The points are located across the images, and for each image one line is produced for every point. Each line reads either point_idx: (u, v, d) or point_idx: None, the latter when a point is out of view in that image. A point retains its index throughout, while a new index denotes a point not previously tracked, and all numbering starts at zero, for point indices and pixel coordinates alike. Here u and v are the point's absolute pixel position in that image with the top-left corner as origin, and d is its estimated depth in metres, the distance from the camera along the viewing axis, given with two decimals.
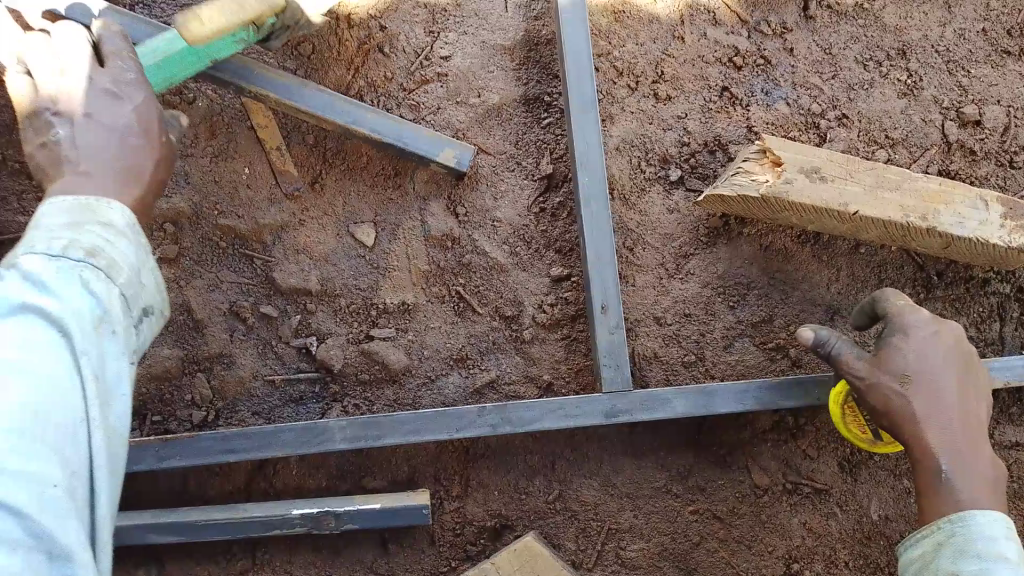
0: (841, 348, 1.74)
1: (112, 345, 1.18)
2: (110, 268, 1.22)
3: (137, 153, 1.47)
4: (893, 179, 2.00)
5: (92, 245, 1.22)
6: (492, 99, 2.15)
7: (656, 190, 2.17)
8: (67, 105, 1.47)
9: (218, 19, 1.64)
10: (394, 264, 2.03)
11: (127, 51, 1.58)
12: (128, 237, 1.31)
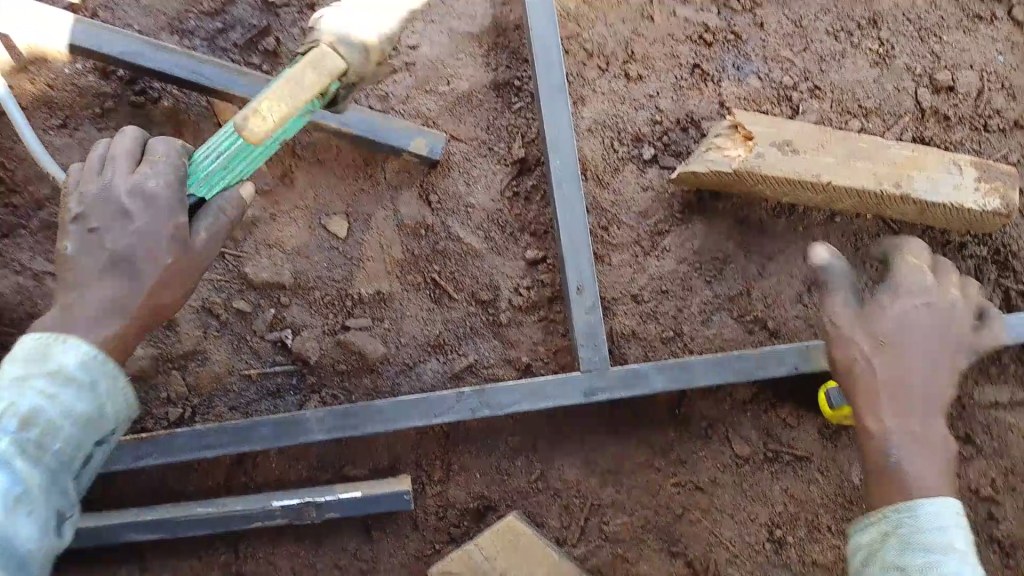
0: (837, 286, 1.64)
1: (27, 528, 1.24)
2: (41, 440, 1.28)
3: (135, 285, 1.42)
4: (864, 149, 2.01)
5: (31, 411, 1.28)
6: (462, 86, 2.14)
7: (630, 168, 2.16)
8: (88, 214, 1.44)
9: (279, 108, 1.37)
10: (368, 254, 2.04)
11: (165, 159, 1.47)
12: (81, 386, 1.33)
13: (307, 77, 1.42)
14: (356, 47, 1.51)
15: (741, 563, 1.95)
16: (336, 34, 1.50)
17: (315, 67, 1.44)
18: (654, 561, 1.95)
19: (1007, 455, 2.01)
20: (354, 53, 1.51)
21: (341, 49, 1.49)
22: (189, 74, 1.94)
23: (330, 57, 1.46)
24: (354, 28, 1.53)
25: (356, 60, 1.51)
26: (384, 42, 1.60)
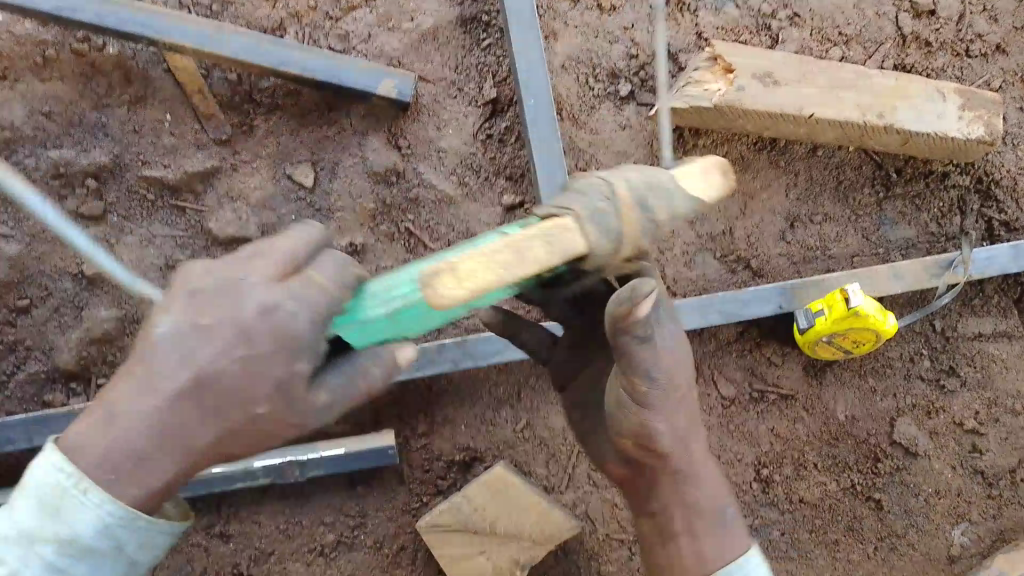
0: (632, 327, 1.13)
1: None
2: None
3: (203, 433, 1.01)
4: (846, 78, 1.95)
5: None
6: (427, 22, 2.03)
7: (607, 107, 2.08)
8: (201, 312, 1.02)
9: (484, 275, 1.06)
10: (337, 204, 1.94)
11: (320, 296, 1.04)
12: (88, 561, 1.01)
13: (533, 254, 1.08)
14: (652, 224, 1.16)
15: None
16: (632, 198, 1.15)
17: (547, 239, 1.09)
18: None
19: (991, 385, 2.02)
20: (648, 228, 1.17)
21: (591, 234, 1.11)
22: (131, 26, 1.80)
23: (562, 231, 1.10)
24: (656, 193, 1.17)
25: (602, 246, 1.13)
26: (675, 220, 1.18)
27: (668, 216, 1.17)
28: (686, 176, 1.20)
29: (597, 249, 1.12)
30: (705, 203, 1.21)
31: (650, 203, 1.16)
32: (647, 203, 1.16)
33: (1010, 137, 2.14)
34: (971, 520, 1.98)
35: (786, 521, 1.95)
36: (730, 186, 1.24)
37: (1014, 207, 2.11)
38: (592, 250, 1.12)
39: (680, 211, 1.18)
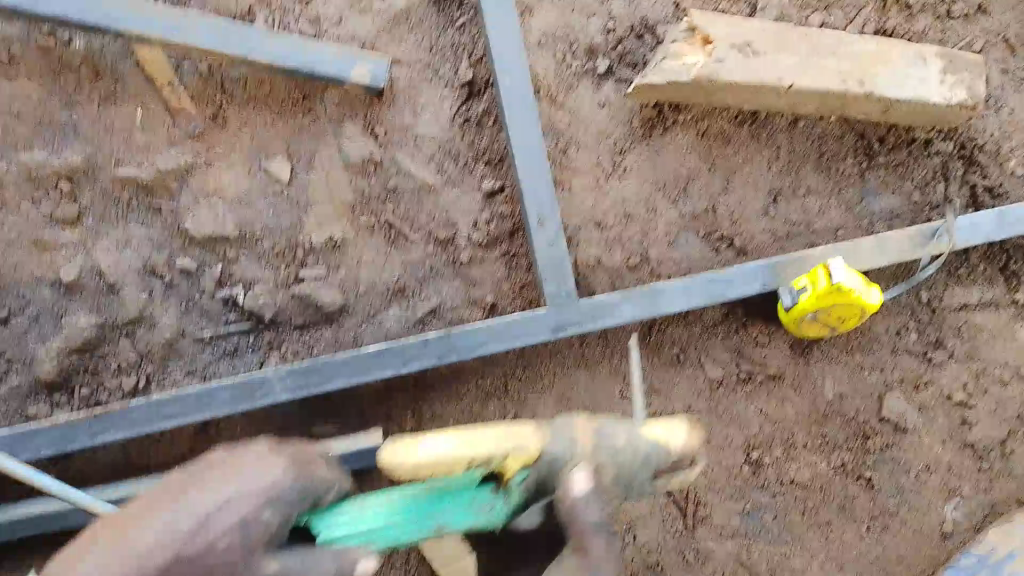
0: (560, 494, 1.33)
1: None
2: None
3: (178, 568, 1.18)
4: (827, 46, 1.90)
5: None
6: (398, 2, 1.97)
7: (585, 85, 2.03)
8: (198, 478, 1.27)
9: (438, 447, 1.27)
10: (314, 197, 1.91)
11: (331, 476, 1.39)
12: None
13: (486, 435, 1.31)
14: (612, 453, 1.36)
15: (719, 488, 1.95)
16: (595, 424, 1.38)
17: (501, 432, 1.32)
18: None
19: (978, 356, 2.01)
20: (612, 461, 1.36)
21: (547, 444, 1.34)
22: (92, 17, 1.73)
23: (518, 434, 1.32)
24: (623, 424, 1.39)
25: (558, 459, 1.34)
26: (635, 451, 1.37)
27: (625, 445, 1.37)
28: (653, 424, 1.42)
29: (546, 456, 1.34)
30: (668, 457, 1.39)
31: (612, 426, 1.39)
32: (608, 428, 1.38)
33: (994, 100, 2.11)
34: (962, 494, 1.99)
35: (777, 504, 1.96)
36: (694, 446, 1.42)
37: (998, 172, 2.08)
38: (541, 455, 1.34)
39: (640, 440, 1.38)
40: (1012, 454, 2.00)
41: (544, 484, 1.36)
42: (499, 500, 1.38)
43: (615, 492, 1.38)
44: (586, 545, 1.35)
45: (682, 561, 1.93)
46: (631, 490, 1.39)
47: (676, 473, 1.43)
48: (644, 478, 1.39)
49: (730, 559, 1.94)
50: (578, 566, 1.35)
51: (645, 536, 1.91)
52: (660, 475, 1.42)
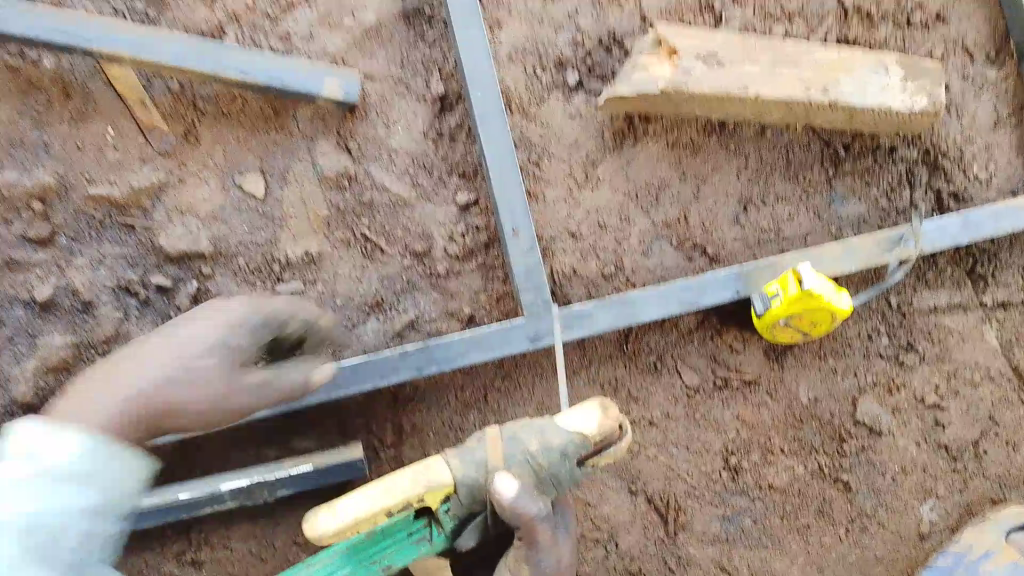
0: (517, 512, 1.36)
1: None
2: (56, 535, 1.15)
3: None
4: (792, 56, 1.95)
5: (44, 505, 1.14)
6: (368, 18, 1.98)
7: (556, 97, 2.05)
8: None
9: (357, 506, 1.30)
10: (289, 213, 1.91)
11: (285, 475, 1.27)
12: (86, 478, 1.21)
13: (397, 485, 1.33)
14: (525, 460, 1.38)
15: (698, 494, 1.97)
16: (501, 437, 1.40)
17: (413, 474, 1.35)
18: (615, 500, 1.95)
19: (948, 358, 2.05)
20: (525, 469, 1.38)
21: (456, 471, 1.36)
22: (63, 37, 1.74)
23: (428, 470, 1.35)
24: (531, 429, 1.41)
25: (472, 478, 1.37)
26: (550, 453, 1.38)
27: (541, 446, 1.39)
28: (564, 416, 1.44)
29: (461, 482, 1.36)
30: (586, 447, 1.41)
31: (518, 437, 1.40)
32: (515, 438, 1.40)
33: (954, 107, 2.15)
34: (938, 495, 2.01)
35: (757, 509, 1.97)
36: (612, 422, 1.43)
37: (962, 178, 2.13)
38: (455, 484, 1.36)
39: (553, 441, 1.39)
40: (986, 455, 2.03)
41: (473, 501, 1.39)
42: (433, 528, 1.45)
43: (546, 491, 1.41)
44: (533, 542, 1.41)
45: (663, 567, 1.95)
46: (560, 486, 1.42)
47: (605, 452, 1.45)
48: (569, 472, 1.41)
49: (711, 563, 1.96)
50: (530, 566, 1.44)
51: (628, 543, 1.95)
52: (587, 462, 1.44)
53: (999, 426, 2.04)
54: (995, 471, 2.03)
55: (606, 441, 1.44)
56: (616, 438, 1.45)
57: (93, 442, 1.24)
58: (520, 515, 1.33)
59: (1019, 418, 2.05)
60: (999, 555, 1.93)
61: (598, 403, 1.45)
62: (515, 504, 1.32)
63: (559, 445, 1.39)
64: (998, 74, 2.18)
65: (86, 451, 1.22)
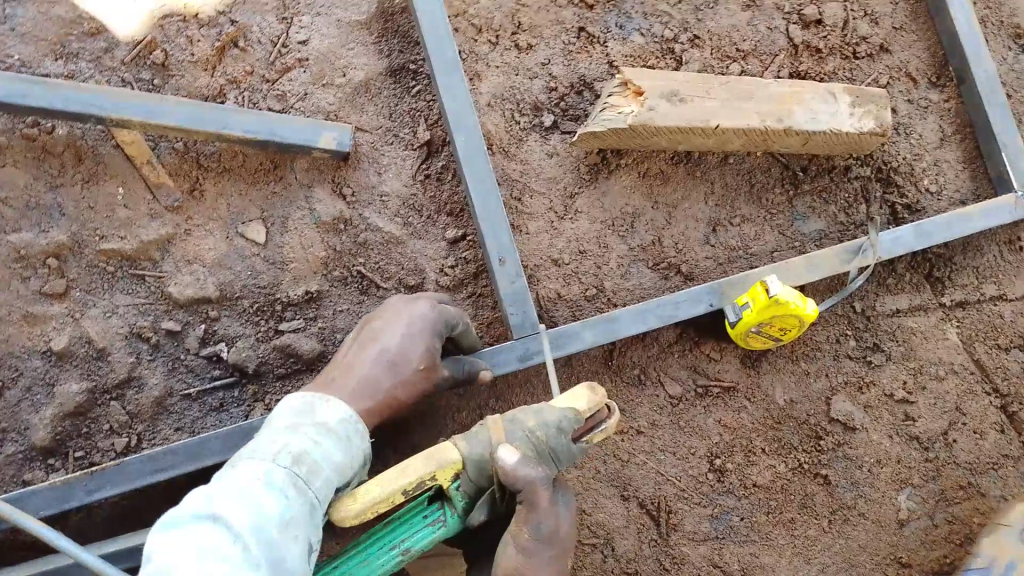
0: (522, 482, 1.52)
1: (293, 550, 1.36)
2: (309, 475, 1.44)
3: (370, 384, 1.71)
4: (746, 90, 2.12)
5: (302, 450, 1.46)
6: (358, 75, 2.16)
7: (533, 137, 2.22)
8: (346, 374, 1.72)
9: (375, 490, 1.52)
10: (290, 256, 2.06)
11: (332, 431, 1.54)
12: (339, 439, 1.55)
13: (410, 468, 1.53)
14: (525, 436, 1.57)
15: (687, 496, 2.08)
16: (503, 421, 1.61)
17: (427, 456, 1.56)
18: (608, 507, 2.06)
19: (913, 356, 2.19)
20: (526, 444, 1.57)
21: (464, 449, 1.56)
22: (77, 106, 1.90)
23: (441, 452, 1.56)
24: (530, 412, 1.61)
25: (478, 455, 1.57)
26: (547, 427, 1.58)
27: (540, 425, 1.58)
28: (558, 401, 1.65)
29: (469, 458, 1.56)
30: (578, 422, 1.61)
31: (518, 418, 1.60)
32: (515, 419, 1.61)
33: (902, 127, 2.35)
34: (915, 485, 2.13)
35: (743, 507, 2.09)
36: (600, 402, 1.65)
37: (914, 191, 2.30)
38: (465, 459, 1.56)
39: (549, 418, 1.59)
40: (955, 443, 2.15)
41: (480, 476, 1.58)
42: (446, 510, 1.64)
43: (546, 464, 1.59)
44: (534, 504, 1.56)
45: (659, 568, 2.05)
46: (558, 460, 1.61)
47: (595, 429, 1.65)
48: (565, 446, 1.60)
49: (703, 563, 2.06)
50: (530, 529, 1.58)
51: (623, 547, 2.05)
52: (582, 439, 1.64)
53: (965, 417, 2.17)
54: (966, 459, 2.15)
55: (596, 419, 1.66)
56: (603, 417, 1.67)
57: (348, 415, 1.60)
58: (524, 476, 1.51)
59: (984, 408, 2.18)
60: (1021, 565, 2.02)
61: (585, 387, 1.67)
62: (518, 471, 1.50)
63: (554, 420, 1.58)
64: (940, 96, 2.38)
65: (344, 419, 1.58)
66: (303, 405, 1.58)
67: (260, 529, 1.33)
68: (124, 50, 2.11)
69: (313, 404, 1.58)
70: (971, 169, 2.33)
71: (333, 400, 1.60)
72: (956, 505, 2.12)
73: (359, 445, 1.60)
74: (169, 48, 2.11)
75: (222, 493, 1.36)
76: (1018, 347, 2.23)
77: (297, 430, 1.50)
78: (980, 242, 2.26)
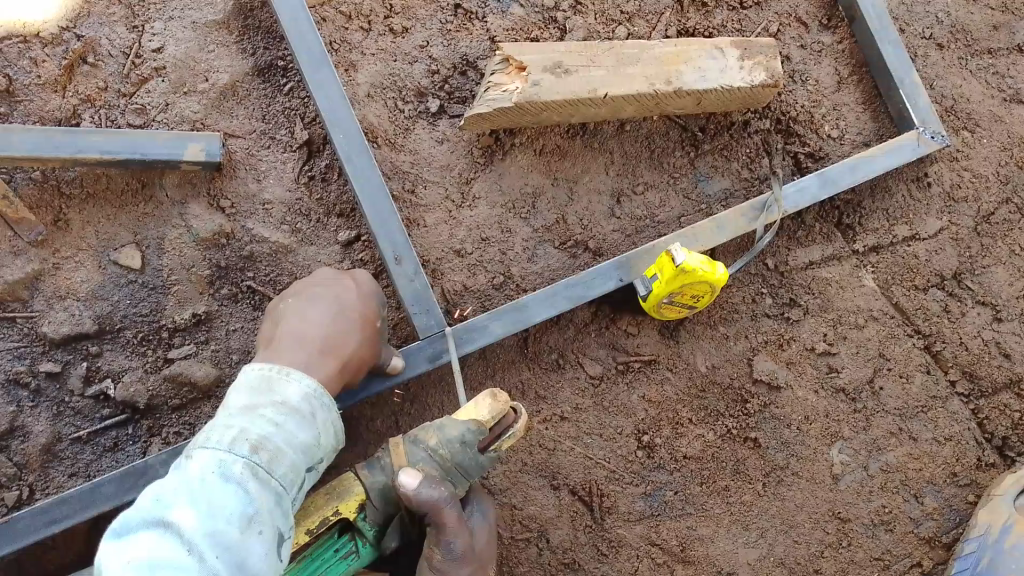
0: (426, 505, 1.46)
1: (258, 549, 1.22)
2: (269, 463, 1.29)
3: (335, 344, 1.55)
4: (630, 54, 2.04)
5: (260, 436, 1.30)
6: (222, 79, 2.02)
7: (420, 125, 2.11)
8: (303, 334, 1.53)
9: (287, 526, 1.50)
10: (172, 279, 1.93)
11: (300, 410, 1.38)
12: (303, 415, 1.39)
13: (317, 501, 1.54)
14: (428, 455, 1.52)
15: (618, 477, 2.02)
16: (404, 441, 1.56)
17: (329, 490, 1.56)
18: (539, 498, 1.99)
19: (831, 307, 2.15)
20: (429, 463, 1.52)
21: (365, 478, 1.56)
22: None
23: (342, 484, 1.56)
24: (430, 429, 1.54)
25: (380, 482, 1.56)
26: (450, 444, 1.51)
27: (442, 443, 1.52)
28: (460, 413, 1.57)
29: (370, 488, 1.56)
30: (483, 432, 1.53)
31: (419, 437, 1.54)
32: (417, 439, 1.55)
33: (798, 74, 2.29)
34: (845, 437, 2.09)
35: (676, 481, 2.04)
36: (504, 407, 1.56)
37: (815, 138, 2.25)
38: (367, 490, 1.56)
39: (451, 433, 1.52)
40: (882, 390, 2.13)
41: (386, 504, 1.57)
42: (357, 540, 1.59)
43: (453, 480, 1.53)
44: (442, 526, 1.50)
45: (596, 554, 1.99)
46: (468, 473, 1.54)
47: (504, 436, 1.57)
48: (473, 458, 1.52)
49: (642, 543, 2.00)
50: (442, 550, 1.53)
51: (558, 537, 1.98)
52: (491, 447, 1.56)
53: (890, 361, 2.14)
54: (894, 405, 2.12)
55: (502, 425, 1.57)
56: (511, 421, 1.58)
57: (313, 388, 1.42)
58: (426, 500, 1.45)
59: (908, 350, 2.16)
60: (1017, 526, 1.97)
61: (489, 392, 1.57)
62: (419, 492, 1.44)
63: (456, 434, 1.51)
64: (832, 38, 2.34)
65: (309, 393, 1.41)
66: (258, 380, 1.39)
67: (215, 533, 1.18)
68: None
69: (271, 376, 1.40)
70: (871, 110, 2.30)
71: (292, 374, 1.42)
72: (889, 453, 2.10)
73: (328, 417, 1.44)
74: (12, 72, 1.95)
75: (171, 494, 1.22)
76: (936, 286, 2.20)
77: (254, 411, 1.34)
78: (887, 183, 2.23)
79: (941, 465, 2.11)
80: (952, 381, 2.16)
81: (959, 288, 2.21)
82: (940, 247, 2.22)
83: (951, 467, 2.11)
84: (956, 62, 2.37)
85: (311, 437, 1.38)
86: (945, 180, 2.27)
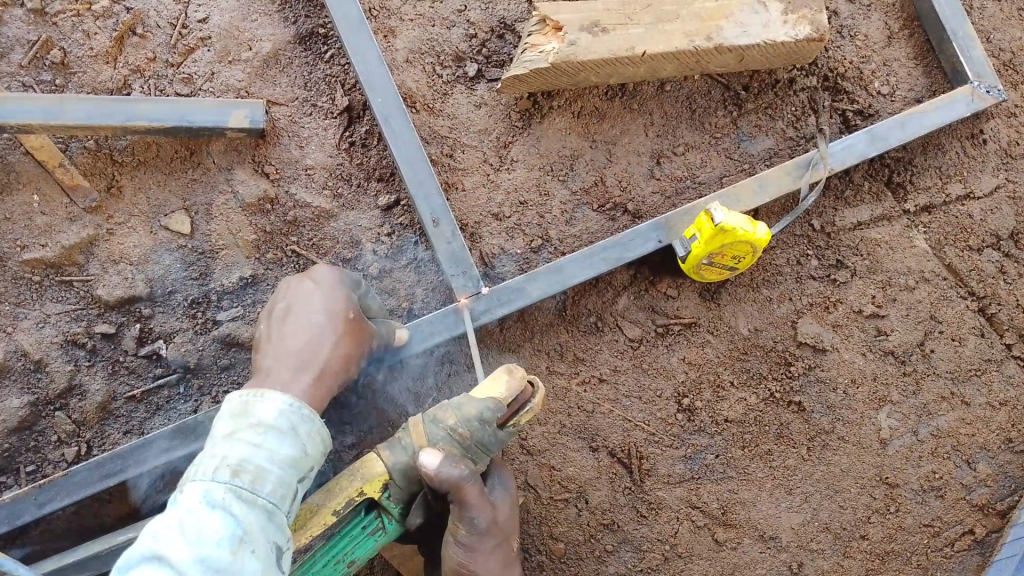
0: (451, 483, 1.45)
1: (253, 567, 1.22)
2: (253, 483, 1.28)
3: (312, 351, 1.53)
4: (669, 11, 2.01)
5: (241, 459, 1.30)
6: (265, 48, 2.07)
7: (458, 90, 2.12)
8: (279, 351, 1.52)
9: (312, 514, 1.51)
10: (218, 243, 1.98)
11: (284, 429, 1.37)
12: (285, 432, 1.37)
13: (344, 485, 1.54)
14: (448, 435, 1.51)
15: (658, 440, 2.01)
16: (423, 421, 1.54)
17: (353, 471, 1.55)
18: (578, 459, 2.00)
19: (880, 268, 2.09)
20: (450, 442, 1.51)
21: (386, 459, 1.54)
22: None
23: (365, 465, 1.55)
24: (450, 407, 1.52)
25: (402, 463, 1.54)
26: (469, 423, 1.50)
27: (461, 421, 1.50)
28: (480, 389, 1.55)
29: (393, 468, 1.53)
30: (502, 409, 1.51)
31: (438, 417, 1.53)
32: (436, 418, 1.53)
33: (846, 29, 2.22)
34: (893, 401, 2.04)
35: (717, 444, 2.02)
36: (519, 383, 1.55)
37: (864, 95, 2.18)
38: (389, 472, 1.53)
39: (471, 411, 1.50)
40: (933, 353, 2.06)
41: (408, 483, 1.55)
42: (384, 517, 1.60)
43: (475, 456, 1.53)
44: (465, 502, 1.49)
45: (635, 515, 1.99)
46: (489, 449, 1.53)
47: (522, 411, 1.56)
48: (492, 435, 1.51)
49: (681, 505, 2.00)
50: (466, 526, 1.53)
51: (597, 498, 1.99)
52: (510, 423, 1.55)
53: (942, 324, 2.08)
54: (946, 368, 2.06)
55: (521, 401, 1.55)
56: (529, 395, 1.57)
57: (290, 404, 1.40)
58: (448, 480, 1.45)
59: (961, 312, 2.09)
60: None
61: (507, 369, 1.57)
62: (441, 472, 1.44)
63: (475, 413, 1.49)
64: None
65: (286, 408, 1.39)
66: (236, 408, 1.38)
67: (205, 558, 1.19)
68: (19, 52, 2.00)
69: (246, 403, 1.38)
70: (924, 65, 2.22)
71: (269, 395, 1.40)
72: (939, 418, 2.04)
73: (312, 427, 1.42)
74: (66, 45, 2.02)
75: (161, 526, 1.23)
76: (991, 247, 2.13)
77: (233, 437, 1.33)
78: (940, 140, 2.15)
79: (995, 430, 2.04)
80: (1008, 344, 2.09)
81: (1015, 249, 2.13)
82: (996, 206, 2.14)
83: (1006, 433, 2.05)
84: (1016, 13, 2.27)
85: (300, 452, 1.37)
86: (1002, 137, 2.18)
